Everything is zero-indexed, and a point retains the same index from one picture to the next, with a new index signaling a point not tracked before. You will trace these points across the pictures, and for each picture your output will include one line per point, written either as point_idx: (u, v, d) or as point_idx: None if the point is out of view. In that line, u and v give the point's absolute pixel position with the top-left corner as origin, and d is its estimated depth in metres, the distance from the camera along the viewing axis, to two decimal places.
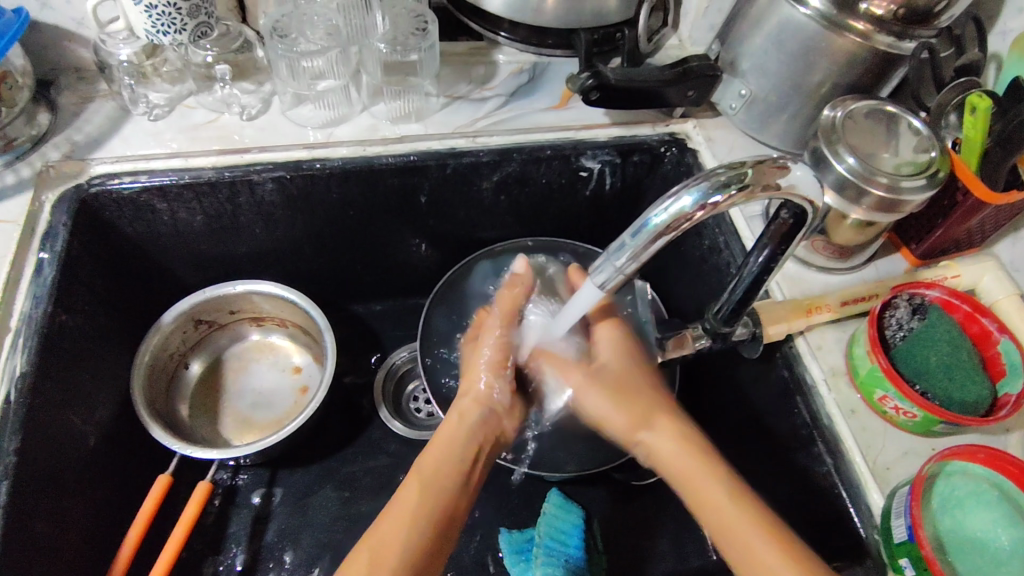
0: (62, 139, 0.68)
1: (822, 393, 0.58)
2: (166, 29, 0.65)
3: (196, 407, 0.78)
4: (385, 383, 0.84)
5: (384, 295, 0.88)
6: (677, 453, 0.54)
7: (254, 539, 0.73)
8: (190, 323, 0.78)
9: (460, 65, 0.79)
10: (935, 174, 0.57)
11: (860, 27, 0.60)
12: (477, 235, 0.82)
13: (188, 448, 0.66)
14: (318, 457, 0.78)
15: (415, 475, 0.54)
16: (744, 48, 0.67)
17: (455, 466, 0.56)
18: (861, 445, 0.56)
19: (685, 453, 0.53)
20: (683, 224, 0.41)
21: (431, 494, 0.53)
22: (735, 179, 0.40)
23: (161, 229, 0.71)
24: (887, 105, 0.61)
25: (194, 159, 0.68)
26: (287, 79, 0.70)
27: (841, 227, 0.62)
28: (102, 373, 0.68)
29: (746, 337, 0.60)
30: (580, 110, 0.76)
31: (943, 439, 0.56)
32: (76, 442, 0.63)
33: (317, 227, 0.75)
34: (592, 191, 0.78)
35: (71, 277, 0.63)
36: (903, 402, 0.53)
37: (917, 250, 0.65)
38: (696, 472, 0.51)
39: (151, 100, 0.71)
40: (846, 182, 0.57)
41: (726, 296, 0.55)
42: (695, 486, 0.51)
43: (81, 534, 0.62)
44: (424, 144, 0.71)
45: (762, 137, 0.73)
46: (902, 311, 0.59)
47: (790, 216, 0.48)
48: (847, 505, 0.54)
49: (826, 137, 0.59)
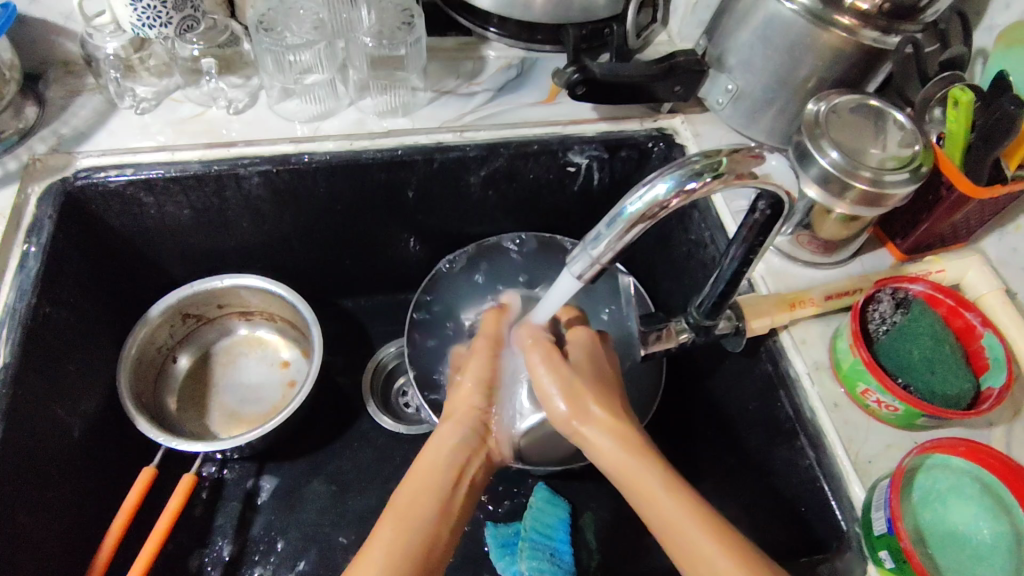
0: (49, 132, 0.68)
1: (805, 386, 0.58)
2: (152, 23, 0.66)
3: (185, 400, 0.78)
4: (374, 379, 0.84)
5: (374, 291, 0.88)
6: (613, 446, 0.52)
7: (240, 532, 0.73)
8: (178, 316, 0.78)
9: (449, 59, 0.79)
10: (918, 169, 0.57)
11: (847, 22, 0.60)
12: (465, 231, 0.82)
13: (173, 441, 0.66)
14: (305, 451, 0.78)
15: (406, 487, 0.53)
16: (731, 43, 0.67)
17: (442, 480, 0.54)
18: (843, 438, 0.56)
19: (609, 436, 0.53)
20: (659, 212, 0.41)
21: (422, 511, 0.51)
22: (710, 167, 0.40)
23: (148, 222, 0.71)
24: (871, 100, 0.61)
25: (180, 153, 0.67)
26: (274, 74, 0.71)
27: (827, 222, 0.62)
28: (88, 366, 0.68)
29: (729, 331, 0.60)
30: (569, 105, 0.76)
31: (926, 433, 0.56)
32: (62, 434, 0.63)
33: (305, 222, 0.75)
34: (580, 187, 0.78)
35: (57, 269, 0.63)
36: (885, 396, 0.53)
37: (902, 245, 0.65)
38: (635, 469, 0.51)
39: (138, 94, 0.71)
40: (830, 176, 0.58)
41: (709, 289, 0.55)
42: (633, 480, 0.50)
43: (65, 525, 0.62)
44: (411, 139, 0.71)
45: (750, 132, 0.73)
46: (885, 305, 0.59)
47: (767, 208, 0.47)
48: (829, 499, 0.54)
49: (809, 131, 0.59)
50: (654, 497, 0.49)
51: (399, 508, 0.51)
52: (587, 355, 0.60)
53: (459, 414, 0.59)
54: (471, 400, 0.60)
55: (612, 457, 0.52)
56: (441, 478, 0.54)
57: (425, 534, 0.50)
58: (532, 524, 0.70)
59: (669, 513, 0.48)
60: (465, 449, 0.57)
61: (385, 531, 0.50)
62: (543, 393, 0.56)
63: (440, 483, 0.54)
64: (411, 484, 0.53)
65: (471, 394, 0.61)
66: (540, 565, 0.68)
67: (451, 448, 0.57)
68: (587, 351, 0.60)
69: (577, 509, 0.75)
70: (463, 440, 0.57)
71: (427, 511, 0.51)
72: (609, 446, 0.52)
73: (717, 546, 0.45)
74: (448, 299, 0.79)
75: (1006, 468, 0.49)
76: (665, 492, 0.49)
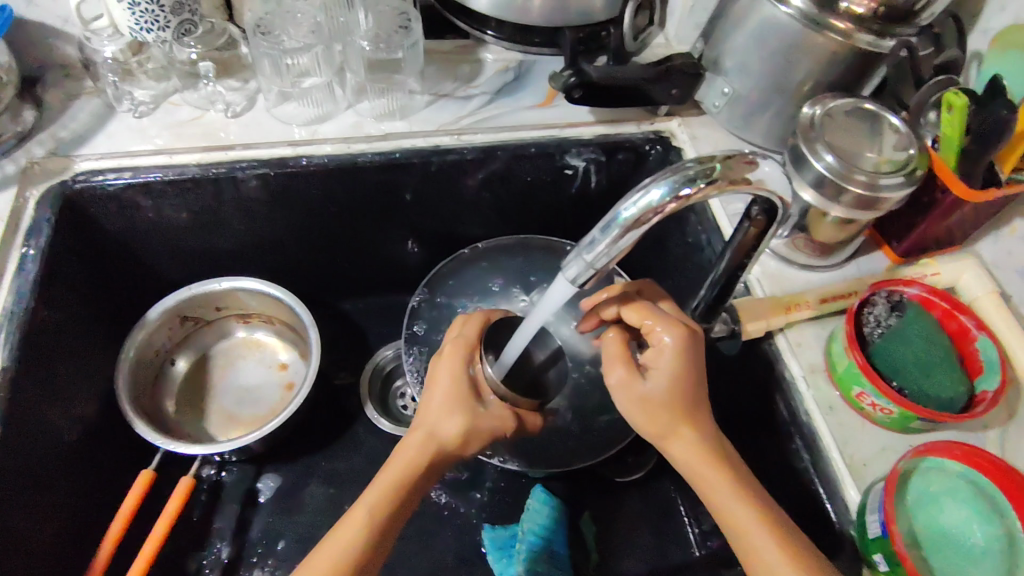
0: (47, 135, 0.68)
1: (800, 390, 0.58)
2: (150, 27, 0.66)
3: (183, 403, 0.79)
4: (371, 381, 0.84)
5: (371, 293, 0.88)
6: (690, 452, 0.48)
7: (238, 534, 0.73)
8: (176, 319, 0.78)
9: (446, 63, 0.79)
10: (913, 172, 0.57)
11: (842, 26, 0.60)
12: (463, 233, 0.82)
13: (172, 444, 0.66)
14: (303, 453, 0.78)
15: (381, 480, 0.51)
16: (726, 46, 0.68)
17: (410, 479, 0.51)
18: (838, 441, 0.56)
19: (689, 442, 0.49)
20: (654, 218, 0.41)
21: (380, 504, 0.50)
22: (704, 174, 0.40)
23: (146, 224, 0.71)
24: (866, 103, 0.61)
25: (178, 156, 0.68)
26: (272, 77, 0.71)
27: (822, 226, 0.62)
28: (86, 369, 0.68)
29: (724, 333, 0.60)
30: (566, 108, 0.76)
31: (922, 436, 0.56)
32: (59, 437, 0.63)
33: (302, 224, 0.75)
34: (577, 189, 0.79)
35: (55, 273, 0.63)
36: (880, 399, 0.54)
37: (898, 248, 0.65)
38: (708, 473, 0.48)
39: (136, 97, 0.72)
40: (825, 180, 0.58)
41: (705, 291, 0.55)
42: (698, 479, 0.48)
43: (63, 527, 0.63)
44: (408, 141, 0.71)
45: (746, 135, 0.73)
46: (880, 308, 0.59)
47: (761, 213, 0.47)
48: (824, 502, 0.55)
49: (805, 135, 0.59)
50: (718, 498, 0.47)
51: (376, 490, 0.50)
52: (674, 376, 0.49)
53: (439, 442, 0.53)
54: (448, 391, 0.55)
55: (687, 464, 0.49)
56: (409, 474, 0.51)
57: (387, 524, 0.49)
58: (529, 526, 0.70)
59: (733, 520, 0.46)
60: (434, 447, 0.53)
61: (360, 511, 0.49)
62: (629, 416, 0.51)
63: (419, 484, 0.52)
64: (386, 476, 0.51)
65: (457, 419, 0.53)
66: (537, 567, 0.67)
67: (435, 462, 0.53)
68: (678, 370, 0.50)
69: (575, 511, 0.75)
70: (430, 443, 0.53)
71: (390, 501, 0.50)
72: (687, 454, 0.49)
73: (773, 546, 0.44)
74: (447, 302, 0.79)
75: (1000, 471, 0.50)
76: (738, 507, 0.46)
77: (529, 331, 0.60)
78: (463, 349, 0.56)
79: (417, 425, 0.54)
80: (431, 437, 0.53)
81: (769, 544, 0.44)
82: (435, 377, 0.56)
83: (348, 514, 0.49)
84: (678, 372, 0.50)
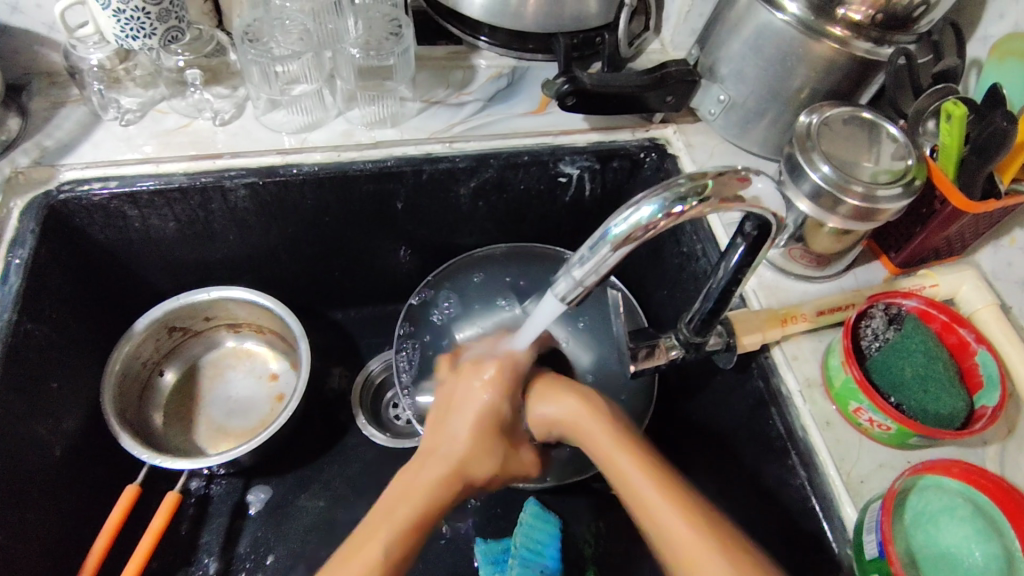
0: (32, 144, 0.67)
1: (797, 405, 0.58)
2: (136, 34, 0.65)
3: (171, 414, 0.78)
4: (363, 392, 0.83)
5: (364, 301, 0.87)
6: (628, 467, 0.51)
7: (226, 549, 0.72)
8: (164, 329, 0.77)
9: (438, 69, 0.78)
10: (911, 182, 0.56)
11: (838, 33, 0.59)
12: (456, 241, 0.81)
13: (157, 458, 0.65)
14: (294, 466, 0.77)
15: (390, 497, 0.52)
16: (722, 53, 0.67)
17: (429, 503, 0.51)
18: (835, 457, 0.55)
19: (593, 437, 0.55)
20: (644, 236, 0.40)
21: (396, 522, 0.49)
22: (695, 191, 0.39)
23: (133, 234, 0.70)
24: (863, 112, 0.60)
25: (165, 165, 0.67)
26: (260, 85, 0.70)
27: (819, 237, 0.61)
28: (71, 382, 0.67)
29: (720, 347, 0.59)
30: (560, 115, 0.75)
31: (920, 452, 0.55)
32: (41, 453, 0.62)
33: (293, 234, 0.74)
34: (572, 198, 0.78)
35: (39, 285, 0.62)
36: (877, 414, 0.53)
37: (896, 259, 0.64)
38: (641, 487, 0.50)
39: (123, 105, 0.70)
40: (821, 190, 0.57)
41: (698, 305, 0.54)
42: (637, 495, 0.50)
43: (47, 543, 0.62)
44: (400, 149, 0.70)
45: (742, 143, 0.72)
46: (878, 321, 0.58)
47: (754, 228, 0.46)
48: (820, 520, 0.53)
49: (801, 144, 0.58)
50: (625, 476, 0.51)
51: (394, 523, 0.49)
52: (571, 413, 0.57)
53: (467, 476, 0.54)
54: (470, 428, 0.55)
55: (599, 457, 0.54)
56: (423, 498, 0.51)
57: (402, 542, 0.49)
58: (522, 540, 0.69)
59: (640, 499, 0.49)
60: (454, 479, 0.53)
61: (377, 549, 0.48)
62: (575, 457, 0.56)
63: (436, 511, 0.52)
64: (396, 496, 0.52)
65: (490, 457, 0.56)
66: None
67: (457, 494, 0.54)
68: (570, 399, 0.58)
69: (569, 523, 0.74)
70: (450, 472, 0.53)
71: (404, 518, 0.50)
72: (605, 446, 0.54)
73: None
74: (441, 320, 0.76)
75: (1000, 489, 0.49)
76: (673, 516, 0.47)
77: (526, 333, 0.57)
78: (505, 386, 0.57)
79: (442, 451, 0.54)
80: (458, 468, 0.54)
81: (692, 531, 0.46)
82: (471, 408, 0.56)
83: (363, 541, 0.49)
84: (572, 392, 0.58)
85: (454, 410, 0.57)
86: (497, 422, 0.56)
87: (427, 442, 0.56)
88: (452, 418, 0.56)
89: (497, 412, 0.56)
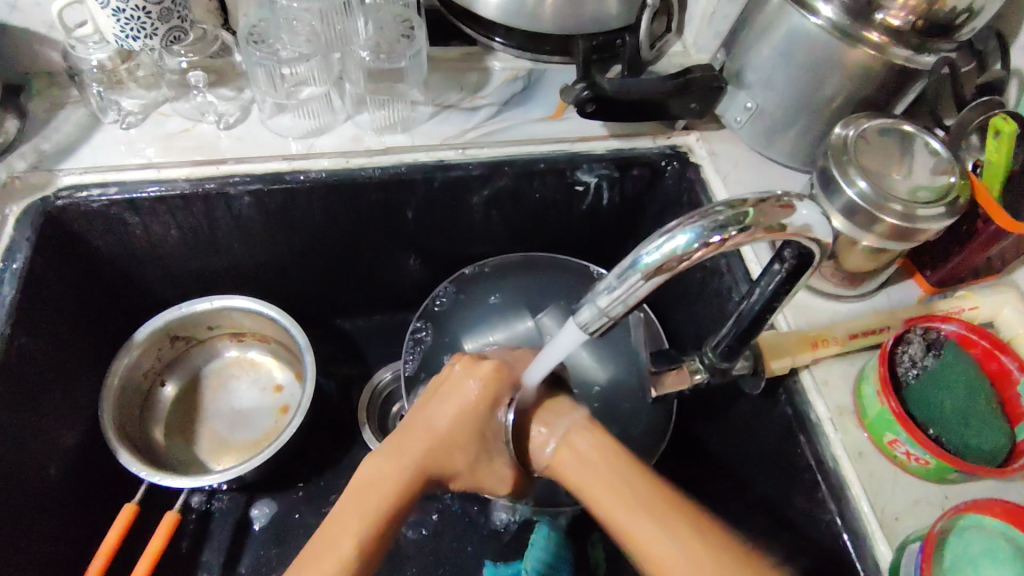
0: (30, 148, 0.64)
1: (828, 433, 0.54)
2: (136, 34, 0.63)
3: (172, 427, 0.75)
4: (370, 405, 0.80)
5: (371, 310, 0.84)
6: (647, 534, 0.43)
7: (228, 568, 0.70)
8: (165, 339, 0.74)
9: (451, 71, 0.75)
10: (955, 201, 0.53)
11: (876, 39, 0.55)
12: (467, 250, 0.78)
13: (156, 476, 0.63)
14: (298, 481, 0.75)
15: (360, 481, 0.49)
16: (750, 59, 0.63)
17: (400, 496, 0.48)
18: (868, 491, 0.52)
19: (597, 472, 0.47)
20: (677, 266, 0.37)
21: (369, 513, 0.47)
22: (735, 220, 0.36)
23: (134, 242, 0.67)
24: (904, 124, 0.56)
25: (167, 171, 0.64)
26: (267, 89, 0.67)
27: (853, 255, 0.57)
28: (69, 395, 0.65)
29: (746, 371, 0.56)
30: (577, 121, 0.72)
31: (958, 488, 0.52)
32: (35, 470, 0.60)
33: (299, 243, 0.72)
34: (589, 206, 0.75)
35: (34, 296, 0.60)
36: (915, 448, 0.50)
37: (932, 278, 0.60)
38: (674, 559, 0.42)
39: (124, 107, 0.68)
40: (857, 208, 0.53)
41: (726, 330, 0.51)
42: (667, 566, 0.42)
43: (40, 566, 0.59)
44: (411, 156, 0.67)
45: (769, 153, 0.69)
46: (916, 347, 0.54)
47: (794, 256, 0.44)
48: (853, 559, 0.51)
49: (837, 156, 0.54)
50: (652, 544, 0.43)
51: (361, 513, 0.46)
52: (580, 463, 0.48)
53: (438, 470, 0.51)
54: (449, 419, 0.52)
55: (594, 494, 0.47)
56: (389, 489, 0.48)
57: (371, 532, 0.46)
58: (534, 564, 0.66)
59: (656, 552, 0.43)
60: (425, 471, 0.50)
61: (347, 539, 0.45)
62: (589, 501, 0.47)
63: (404, 505, 0.49)
64: (368, 478, 0.49)
65: (466, 453, 0.52)
66: None
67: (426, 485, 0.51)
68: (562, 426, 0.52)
69: (582, 547, 0.72)
70: (423, 463, 0.50)
71: (379, 505, 0.47)
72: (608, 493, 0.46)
73: None
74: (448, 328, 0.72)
75: None
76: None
77: (548, 359, 0.52)
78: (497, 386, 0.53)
79: (416, 438, 0.51)
80: (432, 458, 0.51)
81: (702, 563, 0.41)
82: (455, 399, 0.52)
83: (334, 527, 0.46)
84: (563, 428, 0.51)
85: (440, 397, 0.53)
86: (480, 421, 0.52)
87: (404, 425, 0.53)
88: (433, 404, 0.53)
89: (480, 411, 0.52)
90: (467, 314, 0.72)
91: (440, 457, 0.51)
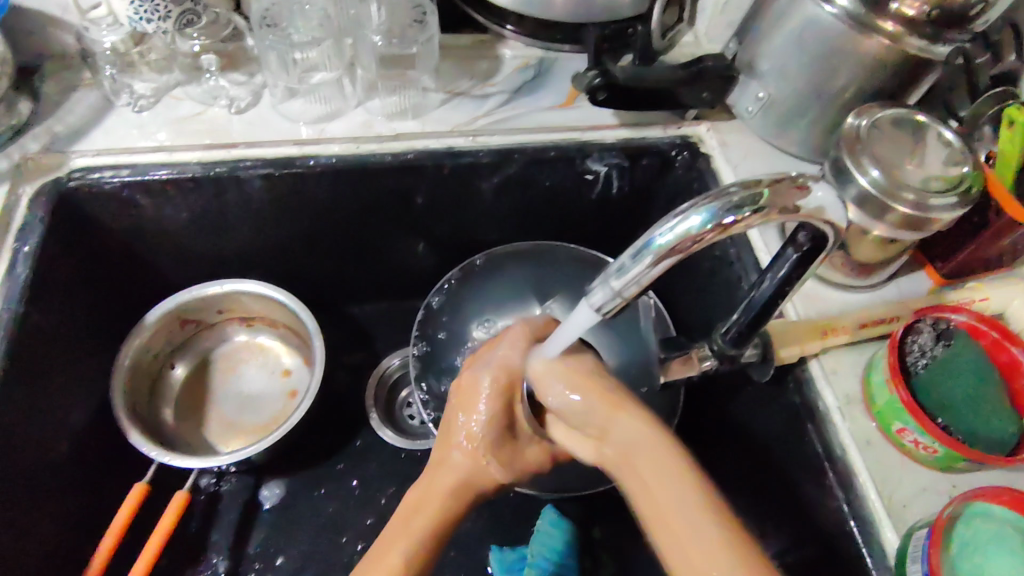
0: (42, 129, 0.65)
1: (836, 422, 0.54)
2: (150, 17, 0.63)
3: (182, 409, 0.76)
4: (377, 391, 0.81)
5: (379, 297, 0.85)
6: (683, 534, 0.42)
7: (236, 549, 0.70)
8: (175, 322, 0.75)
9: (462, 59, 0.75)
10: (968, 191, 0.53)
11: (890, 28, 0.55)
12: (476, 237, 0.78)
13: (166, 456, 0.63)
14: (306, 465, 0.75)
15: (407, 505, 0.51)
16: (763, 47, 0.63)
17: (444, 512, 0.50)
18: (875, 480, 0.52)
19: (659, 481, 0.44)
20: (691, 247, 0.37)
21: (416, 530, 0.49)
22: (751, 200, 0.36)
23: (145, 225, 0.67)
24: (916, 114, 0.57)
25: (179, 153, 0.64)
26: (278, 72, 0.68)
27: (864, 244, 0.57)
28: (80, 375, 0.66)
29: (755, 358, 0.56)
30: (589, 109, 0.72)
31: (966, 478, 0.52)
32: (46, 449, 0.60)
33: (309, 227, 0.72)
34: (598, 195, 0.75)
35: (46, 276, 0.60)
36: (924, 436, 0.50)
37: (943, 269, 0.60)
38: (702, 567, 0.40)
39: (136, 90, 0.68)
40: (869, 196, 0.53)
41: (736, 316, 0.50)
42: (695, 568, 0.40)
43: (50, 543, 0.60)
44: (421, 142, 0.67)
45: (780, 143, 0.69)
46: (925, 337, 0.54)
47: (807, 240, 0.44)
48: (859, 546, 0.51)
49: (849, 146, 0.55)
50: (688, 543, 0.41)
51: (411, 535, 0.48)
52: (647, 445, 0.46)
53: (474, 484, 0.52)
54: (467, 432, 0.53)
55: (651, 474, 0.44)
56: (431, 509, 0.50)
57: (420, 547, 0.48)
58: (541, 549, 0.67)
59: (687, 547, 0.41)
60: (461, 488, 0.52)
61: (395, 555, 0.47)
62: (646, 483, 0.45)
63: (449, 521, 0.50)
64: (410, 503, 0.51)
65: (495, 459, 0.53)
66: None
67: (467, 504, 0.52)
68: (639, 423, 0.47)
69: (588, 535, 0.72)
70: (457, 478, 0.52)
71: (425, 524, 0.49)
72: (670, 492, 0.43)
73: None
74: (453, 302, 0.73)
75: None
76: None
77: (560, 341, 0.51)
78: (500, 391, 0.53)
79: (448, 461, 0.53)
80: (464, 476, 0.52)
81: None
82: (469, 418, 0.53)
83: (382, 549, 0.48)
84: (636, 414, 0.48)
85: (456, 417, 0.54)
86: (492, 423, 0.53)
87: (434, 454, 0.54)
88: (454, 425, 0.54)
89: (489, 414, 0.53)
90: (472, 301, 0.73)
91: (473, 473, 0.52)
